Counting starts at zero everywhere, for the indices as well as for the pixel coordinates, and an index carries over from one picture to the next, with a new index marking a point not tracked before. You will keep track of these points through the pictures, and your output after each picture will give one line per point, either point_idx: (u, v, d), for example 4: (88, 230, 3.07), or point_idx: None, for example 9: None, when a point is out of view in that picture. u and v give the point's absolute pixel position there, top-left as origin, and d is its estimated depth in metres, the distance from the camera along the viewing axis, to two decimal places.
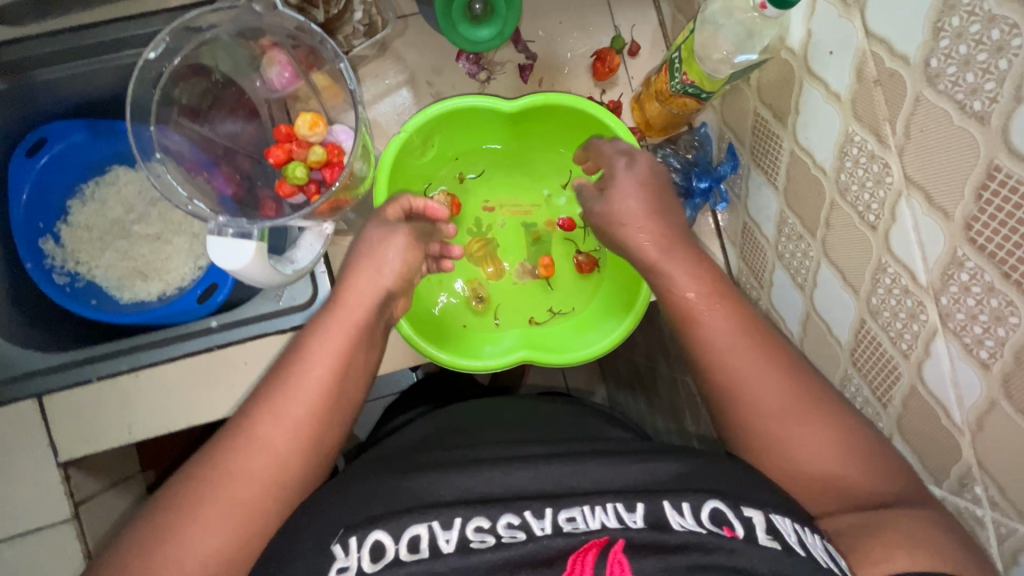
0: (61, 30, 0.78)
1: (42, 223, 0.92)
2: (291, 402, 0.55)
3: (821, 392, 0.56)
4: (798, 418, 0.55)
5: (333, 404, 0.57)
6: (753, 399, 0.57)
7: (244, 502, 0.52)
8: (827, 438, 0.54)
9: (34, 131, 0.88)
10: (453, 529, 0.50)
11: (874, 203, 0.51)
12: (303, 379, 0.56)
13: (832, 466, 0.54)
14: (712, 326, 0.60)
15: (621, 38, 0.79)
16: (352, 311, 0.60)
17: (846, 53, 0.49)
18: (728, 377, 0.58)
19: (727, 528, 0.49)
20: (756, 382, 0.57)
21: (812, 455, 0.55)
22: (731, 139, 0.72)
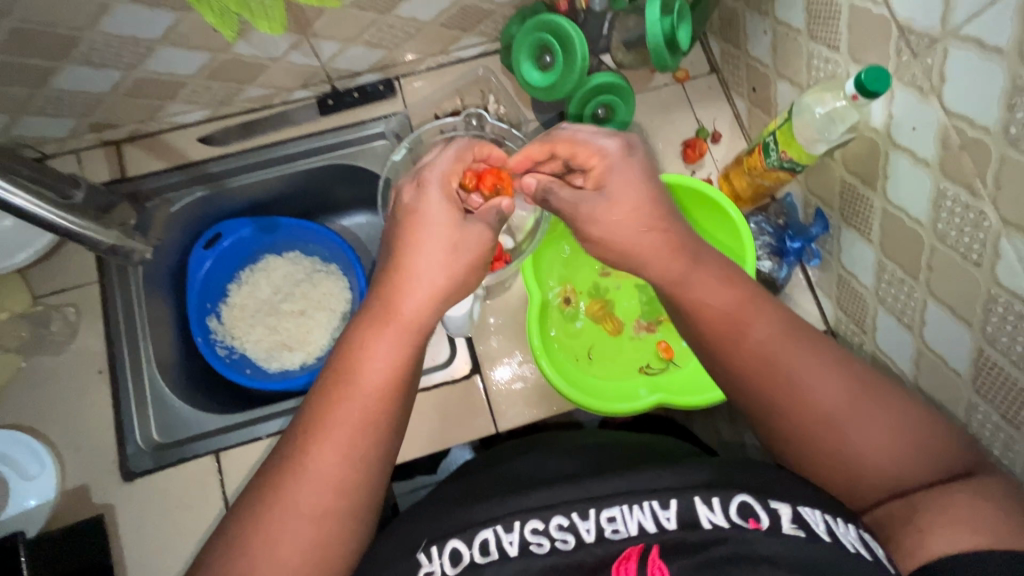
0: (254, 147, 0.98)
1: (209, 303, 1.08)
2: (353, 401, 0.60)
3: (866, 387, 0.58)
4: (842, 415, 0.57)
5: (385, 401, 0.61)
6: (809, 398, 0.58)
7: (317, 491, 0.56)
8: (873, 431, 0.56)
9: (214, 227, 1.06)
10: (513, 532, 0.57)
11: (975, 244, 0.60)
12: (363, 374, 0.61)
13: (882, 457, 0.56)
14: (754, 338, 0.62)
15: (704, 129, 0.97)
16: (411, 301, 0.65)
17: (930, 127, 0.61)
18: (777, 378, 0.60)
19: (753, 521, 0.53)
20: (802, 381, 0.59)
21: (861, 448, 0.56)
22: (818, 204, 0.84)
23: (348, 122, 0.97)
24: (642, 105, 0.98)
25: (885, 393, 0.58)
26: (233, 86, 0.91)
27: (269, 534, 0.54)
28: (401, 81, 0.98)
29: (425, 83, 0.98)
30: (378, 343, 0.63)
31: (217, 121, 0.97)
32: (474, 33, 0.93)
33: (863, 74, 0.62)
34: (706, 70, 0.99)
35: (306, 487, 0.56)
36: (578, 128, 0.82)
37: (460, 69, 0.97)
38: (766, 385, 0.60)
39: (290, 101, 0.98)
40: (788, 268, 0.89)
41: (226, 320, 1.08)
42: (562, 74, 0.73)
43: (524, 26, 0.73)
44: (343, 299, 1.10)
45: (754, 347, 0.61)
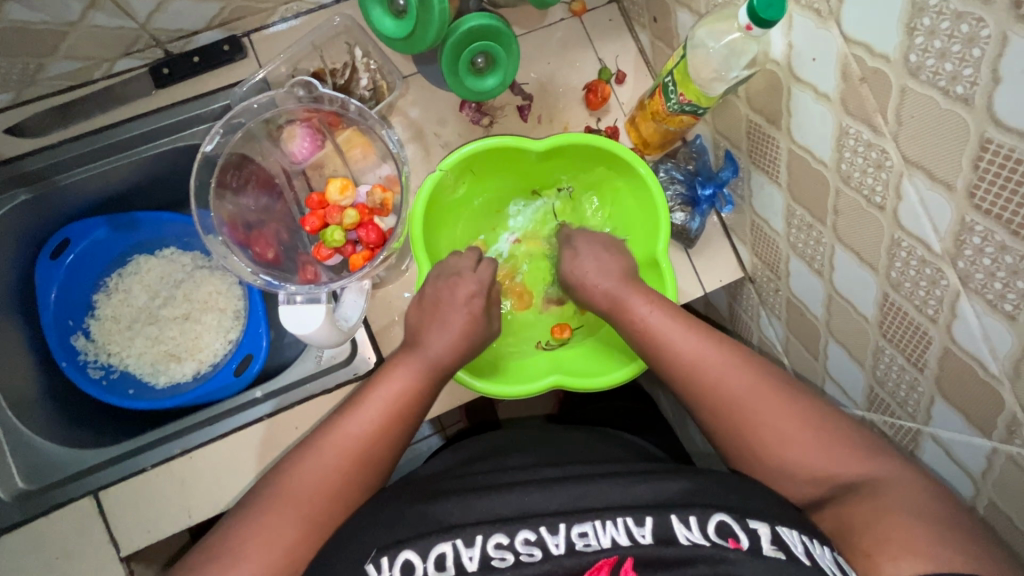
0: (81, 134, 0.81)
1: (72, 320, 0.94)
2: (370, 411, 0.64)
3: (778, 381, 0.63)
4: (763, 415, 0.61)
5: (391, 430, 0.63)
6: (738, 392, 0.62)
7: (318, 493, 0.58)
8: (794, 431, 0.59)
9: (59, 233, 0.91)
10: (474, 547, 0.53)
11: (878, 186, 0.55)
12: (377, 396, 0.65)
13: (806, 452, 0.58)
14: (674, 343, 0.67)
15: (607, 69, 0.87)
16: (434, 339, 0.69)
17: (830, 58, 0.55)
18: (707, 382, 0.64)
19: (733, 541, 0.50)
20: (726, 382, 0.63)
21: (788, 445, 0.59)
22: (727, 146, 0.78)
23: (193, 93, 0.82)
24: (538, 46, 0.87)
25: (790, 391, 0.62)
26: (30, 60, 0.74)
27: (258, 523, 0.55)
28: (251, 38, 0.82)
29: (280, 38, 0.83)
30: (406, 365, 0.67)
31: (28, 106, 0.80)
32: None
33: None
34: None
35: (305, 487, 0.58)
36: (455, 81, 0.71)
37: (320, 18, 0.82)
38: (697, 388, 0.64)
39: (117, 73, 0.81)
40: (701, 218, 0.83)
41: (96, 336, 0.94)
42: (419, 19, 0.61)
43: None
44: (232, 297, 0.98)
45: (675, 352, 0.66)
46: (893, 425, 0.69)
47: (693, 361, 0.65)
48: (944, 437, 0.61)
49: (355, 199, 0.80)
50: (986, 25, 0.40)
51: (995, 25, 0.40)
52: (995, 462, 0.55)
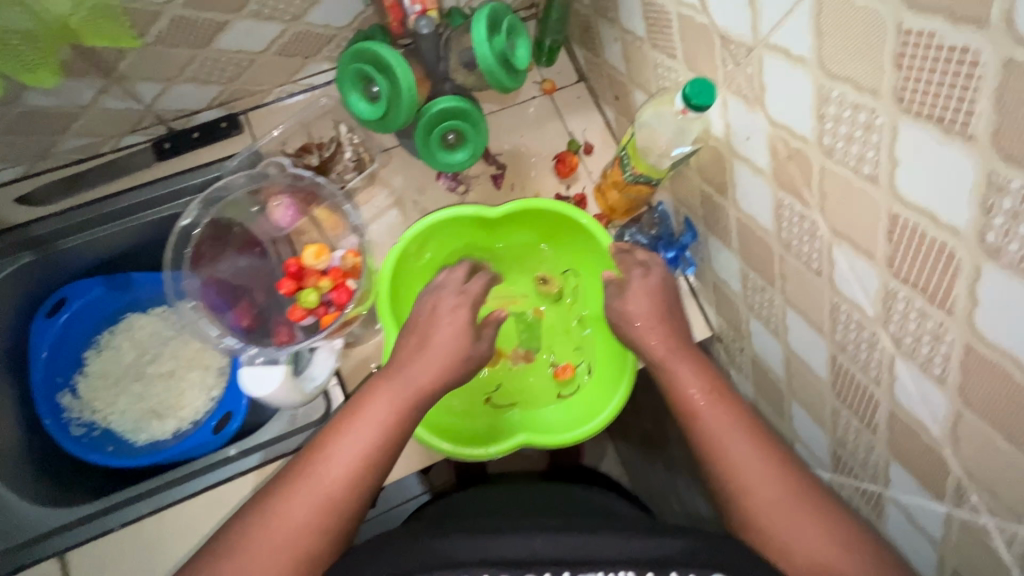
0: (86, 202, 0.88)
1: (60, 377, 0.96)
2: (359, 437, 0.62)
3: (814, 488, 0.59)
4: (795, 517, 0.57)
5: (375, 457, 0.62)
6: (752, 488, 0.60)
7: (303, 521, 0.57)
8: (826, 539, 0.55)
9: (56, 292, 0.94)
10: None
11: (814, 253, 0.59)
12: (359, 423, 0.63)
13: (821, 561, 0.54)
14: (717, 440, 0.63)
15: (575, 141, 0.93)
16: (416, 368, 0.68)
17: (760, 137, 0.60)
18: (739, 479, 0.60)
19: None
20: (758, 483, 0.59)
21: (816, 558, 0.54)
22: (687, 213, 0.82)
23: (191, 166, 0.89)
24: (511, 121, 0.95)
25: (826, 500, 0.58)
26: (45, 137, 0.81)
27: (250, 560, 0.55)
28: (247, 115, 0.90)
29: (274, 115, 0.90)
30: (382, 390, 0.66)
31: (38, 177, 0.87)
32: (320, 59, 0.87)
33: (688, 87, 0.59)
34: (573, 80, 0.97)
35: (296, 515, 0.57)
36: (428, 156, 0.77)
37: (311, 97, 0.90)
38: (726, 479, 0.61)
39: (121, 148, 0.88)
40: None
41: (82, 393, 0.97)
42: (391, 103, 0.67)
43: (341, 56, 0.67)
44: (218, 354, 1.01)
45: (711, 442, 0.64)
46: (859, 489, 0.68)
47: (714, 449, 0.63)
48: (905, 502, 0.61)
49: (329, 263, 0.85)
50: (880, 114, 0.45)
51: (886, 115, 0.44)
52: (952, 528, 0.55)
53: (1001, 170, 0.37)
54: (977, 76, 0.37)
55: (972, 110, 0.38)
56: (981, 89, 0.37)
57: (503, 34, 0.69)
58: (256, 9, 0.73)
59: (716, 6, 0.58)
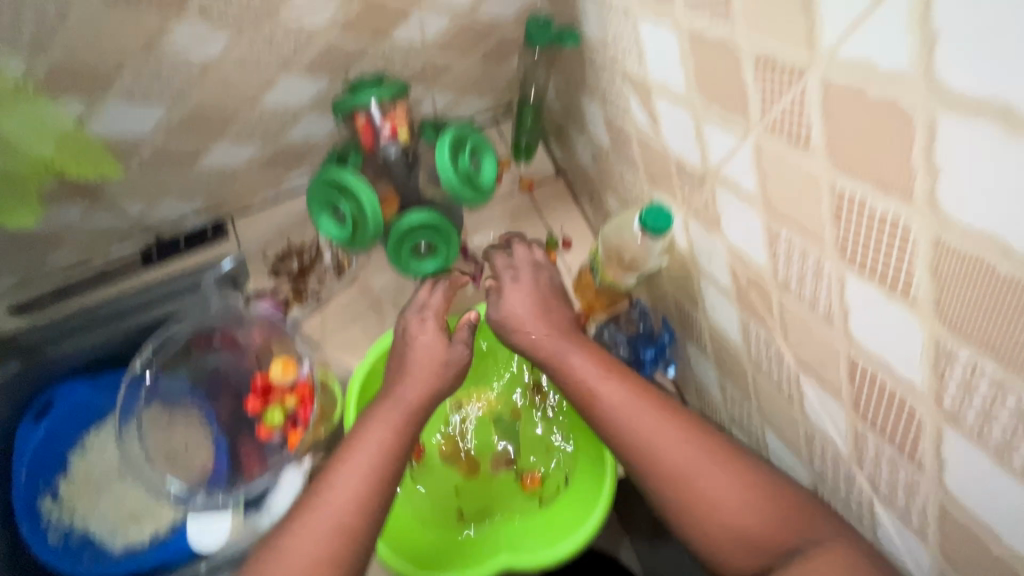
0: (75, 312, 0.90)
1: (43, 481, 0.95)
2: (351, 474, 0.58)
3: (710, 437, 0.59)
4: (698, 458, 0.58)
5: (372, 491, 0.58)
6: (676, 469, 0.58)
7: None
8: (727, 482, 0.56)
9: (44, 395, 0.95)
10: None
11: (783, 379, 0.56)
12: (351, 459, 0.59)
13: (722, 498, 0.56)
14: (623, 424, 0.61)
15: (553, 236, 0.94)
16: (402, 394, 0.64)
17: (721, 260, 0.59)
18: (641, 445, 0.60)
19: None
20: (665, 445, 0.59)
21: (721, 510, 0.55)
22: (664, 313, 0.81)
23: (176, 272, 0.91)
24: (489, 218, 0.96)
25: (735, 453, 0.58)
26: (37, 254, 0.84)
27: None
28: (233, 222, 0.93)
29: (258, 220, 0.93)
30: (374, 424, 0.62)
31: (29, 288, 0.89)
32: (302, 167, 0.90)
33: (644, 212, 0.60)
34: (551, 175, 0.99)
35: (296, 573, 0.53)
36: (400, 264, 0.78)
37: (294, 203, 0.94)
38: (637, 461, 0.60)
39: (111, 257, 0.91)
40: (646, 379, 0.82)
41: (63, 497, 0.95)
42: (358, 224, 0.69)
43: (309, 185, 0.69)
44: None
45: (604, 412, 0.63)
46: None
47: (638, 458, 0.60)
48: None
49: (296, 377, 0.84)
50: (827, 263, 0.44)
51: (833, 265, 0.43)
52: None
53: (949, 340, 0.36)
54: (911, 247, 0.36)
55: (910, 277, 0.37)
56: (916, 261, 0.36)
57: (468, 153, 0.71)
58: (235, 134, 0.77)
59: (668, 134, 0.59)
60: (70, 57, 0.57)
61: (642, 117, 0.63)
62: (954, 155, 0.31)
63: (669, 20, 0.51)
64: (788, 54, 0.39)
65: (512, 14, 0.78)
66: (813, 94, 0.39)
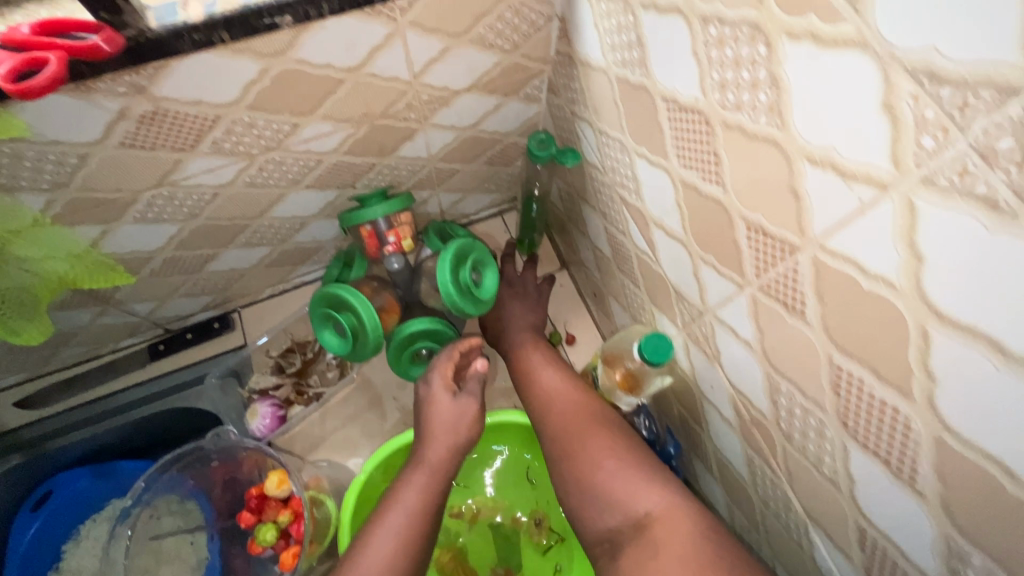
0: (80, 403, 0.91)
1: (35, 573, 0.95)
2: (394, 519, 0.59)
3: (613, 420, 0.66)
4: (590, 430, 0.65)
5: (415, 539, 0.59)
6: (557, 401, 0.71)
7: None
8: (615, 455, 0.61)
9: (43, 485, 0.94)
10: None
11: (791, 523, 0.54)
12: (393, 509, 0.60)
13: (605, 470, 0.60)
14: (541, 381, 0.75)
15: (557, 333, 0.93)
16: (431, 453, 0.65)
17: (722, 391, 0.58)
18: (551, 411, 0.70)
19: None
20: (561, 395, 0.71)
21: (600, 476, 0.60)
22: (669, 424, 0.78)
23: (182, 364, 0.92)
24: None
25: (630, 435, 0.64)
26: (47, 351, 0.85)
27: None
28: (240, 314, 0.94)
29: (266, 313, 0.95)
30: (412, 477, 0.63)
31: (38, 380, 0.90)
32: (310, 263, 0.92)
33: (643, 341, 0.60)
34: (555, 268, 1.00)
35: None
36: (399, 368, 0.78)
37: (301, 296, 0.95)
38: (542, 408, 0.72)
39: (120, 348, 0.92)
40: None
41: None
42: (357, 338, 0.69)
43: (311, 300, 0.70)
44: None
45: (538, 393, 0.73)
46: None
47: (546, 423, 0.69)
48: None
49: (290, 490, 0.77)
50: (828, 428, 0.42)
51: (835, 432, 0.42)
52: None
53: (959, 541, 0.34)
54: (914, 442, 0.35)
55: (915, 469, 0.35)
56: (920, 455, 0.34)
57: (469, 266, 0.71)
58: (245, 240, 0.79)
59: (666, 264, 0.59)
60: (88, 190, 0.59)
61: (640, 240, 0.63)
62: (952, 370, 0.30)
63: (663, 165, 0.52)
64: (778, 229, 0.39)
65: (516, 127, 0.80)
66: (805, 272, 0.38)
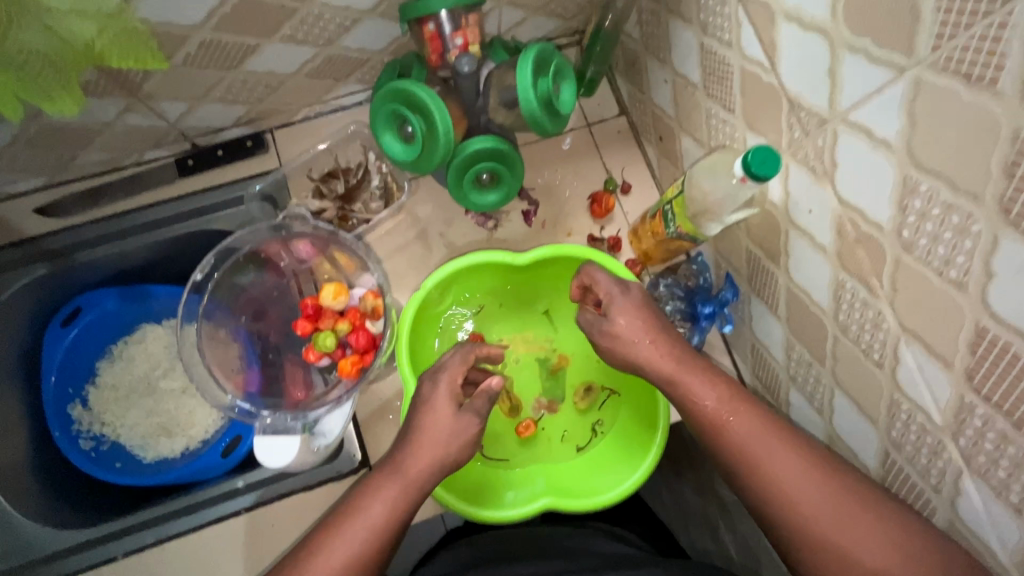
0: (105, 216, 0.85)
1: (71, 388, 0.94)
2: (355, 525, 0.60)
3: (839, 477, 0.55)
4: (830, 503, 0.54)
5: (377, 544, 0.60)
6: (730, 432, 0.60)
7: None
8: (869, 527, 0.52)
9: (70, 302, 0.92)
10: None
11: (875, 344, 0.54)
12: (355, 514, 0.60)
13: (855, 540, 0.53)
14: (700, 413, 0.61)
15: (613, 180, 0.89)
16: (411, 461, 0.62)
17: (824, 214, 0.55)
18: (749, 470, 0.58)
19: None
20: (775, 457, 0.58)
21: (850, 544, 0.53)
22: (729, 269, 0.77)
23: (214, 184, 0.86)
24: (546, 155, 0.91)
25: (840, 471, 0.56)
26: (68, 152, 0.79)
27: None
28: (274, 135, 0.87)
29: (303, 138, 0.87)
30: (383, 485, 0.62)
31: (58, 188, 0.84)
32: (353, 81, 0.84)
33: (750, 154, 0.54)
34: (613, 114, 0.93)
35: None
36: (459, 195, 0.73)
37: (341, 119, 0.87)
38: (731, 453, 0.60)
39: (144, 162, 0.86)
40: (701, 335, 0.81)
41: (94, 406, 0.95)
42: (425, 144, 0.64)
43: (376, 96, 0.63)
44: None
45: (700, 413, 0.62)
46: None
47: (732, 445, 0.59)
48: None
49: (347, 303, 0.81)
50: (976, 221, 0.40)
51: (986, 223, 0.39)
52: None
53: None
54: None
55: None
56: None
57: (549, 75, 0.64)
58: (289, 34, 0.70)
59: (786, 69, 0.53)
60: None
61: (754, 47, 0.57)
62: None
63: None
64: None
65: None
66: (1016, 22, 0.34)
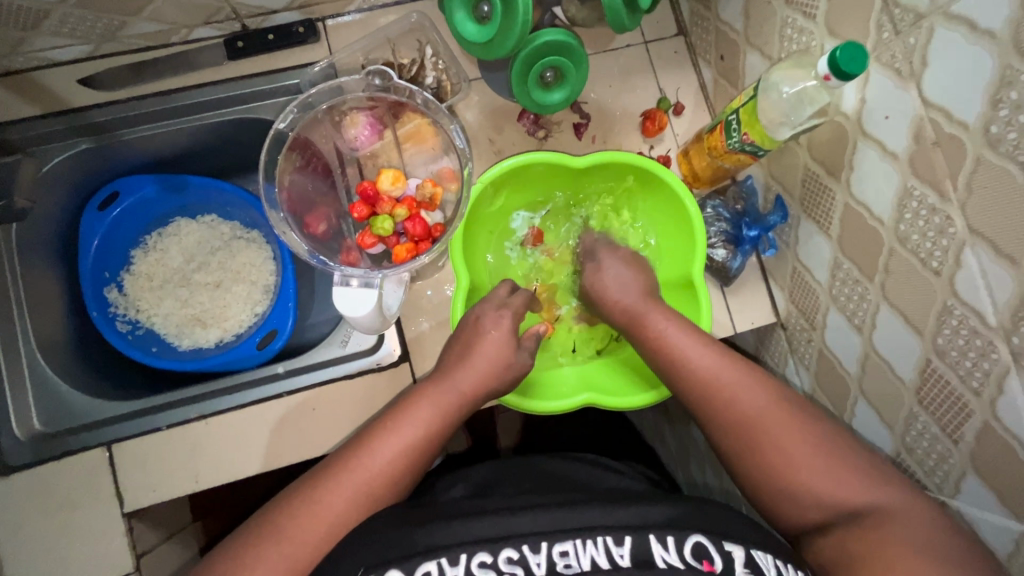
0: (150, 94, 0.83)
1: (107, 272, 0.94)
2: (384, 437, 0.62)
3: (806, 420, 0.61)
4: (802, 440, 0.59)
5: (406, 459, 0.62)
6: (715, 369, 0.65)
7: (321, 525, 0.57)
8: (831, 458, 0.58)
9: (109, 184, 0.92)
10: (542, 553, 0.53)
11: (936, 251, 0.55)
12: (387, 428, 0.63)
13: (818, 468, 0.57)
14: (688, 354, 0.67)
15: (667, 99, 0.88)
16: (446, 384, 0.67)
17: (903, 118, 0.55)
18: (720, 403, 0.64)
19: (708, 563, 0.50)
20: (744, 394, 0.63)
21: (810, 472, 0.57)
22: (778, 191, 0.78)
23: (261, 70, 0.84)
24: (601, 68, 0.89)
25: (813, 414, 0.61)
26: (116, 18, 0.76)
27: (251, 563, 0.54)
28: (325, 24, 0.85)
29: (356, 28, 0.85)
30: (418, 405, 0.65)
31: (101, 60, 0.82)
32: None
33: (838, 50, 0.54)
34: (673, 32, 0.90)
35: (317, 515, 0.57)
36: (522, 91, 0.72)
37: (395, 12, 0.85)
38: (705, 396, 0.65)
39: (190, 40, 0.83)
40: (742, 258, 0.84)
41: (129, 291, 0.95)
42: (500, 27, 0.64)
43: None
44: (265, 271, 0.98)
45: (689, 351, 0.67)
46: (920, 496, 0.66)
47: (717, 382, 0.65)
48: (972, 514, 0.59)
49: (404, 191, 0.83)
50: None
51: None
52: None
53: None
54: None
55: None
56: None
57: None
58: None
59: None
60: None
61: None
62: None
63: None
64: None
65: None
66: None
